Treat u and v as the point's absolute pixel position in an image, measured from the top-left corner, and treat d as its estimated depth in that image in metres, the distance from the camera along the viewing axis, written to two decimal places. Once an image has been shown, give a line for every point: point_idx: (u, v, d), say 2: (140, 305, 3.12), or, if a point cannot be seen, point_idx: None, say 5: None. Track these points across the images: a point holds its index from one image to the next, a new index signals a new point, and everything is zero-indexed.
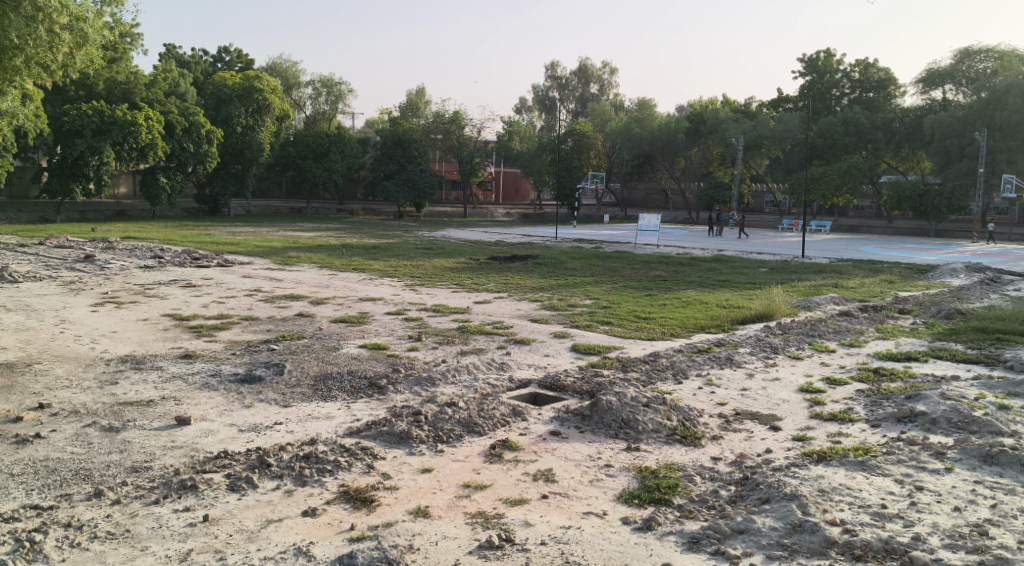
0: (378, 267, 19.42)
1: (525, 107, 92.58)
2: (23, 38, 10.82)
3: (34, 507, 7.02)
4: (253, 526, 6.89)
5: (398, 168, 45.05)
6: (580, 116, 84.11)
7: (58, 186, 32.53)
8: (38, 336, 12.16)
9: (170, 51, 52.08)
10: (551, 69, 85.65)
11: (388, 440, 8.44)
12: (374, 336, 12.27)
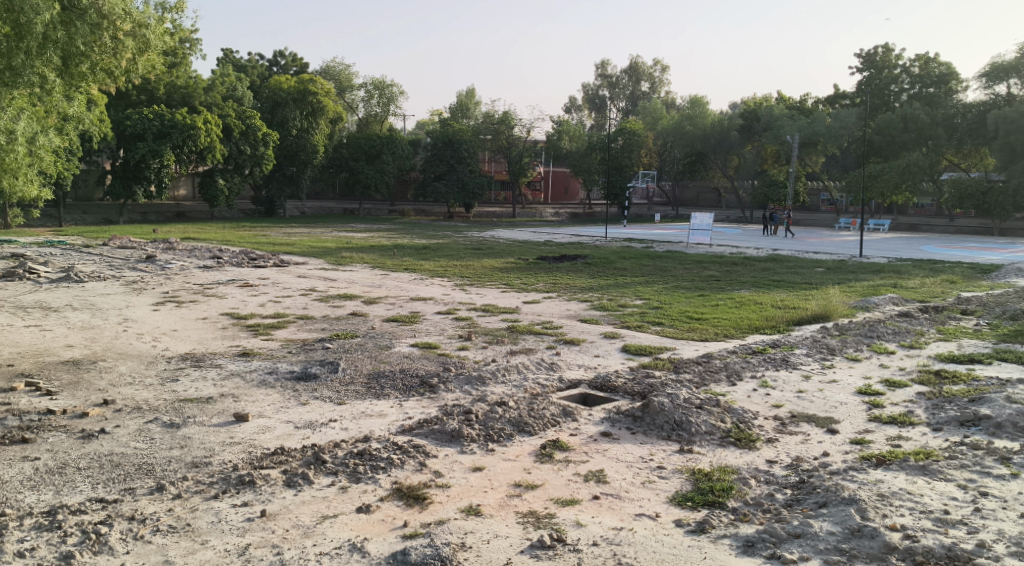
0: (429, 267, 19.58)
1: (575, 106, 92.43)
2: (88, 45, 11.15)
3: (100, 500, 7.21)
4: (309, 522, 7.01)
5: (448, 169, 45.33)
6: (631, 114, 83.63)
7: (121, 189, 33.41)
8: (102, 334, 12.51)
9: (228, 54, 53.08)
10: (601, 67, 85.32)
11: (440, 438, 8.52)
12: (425, 336, 12.37)
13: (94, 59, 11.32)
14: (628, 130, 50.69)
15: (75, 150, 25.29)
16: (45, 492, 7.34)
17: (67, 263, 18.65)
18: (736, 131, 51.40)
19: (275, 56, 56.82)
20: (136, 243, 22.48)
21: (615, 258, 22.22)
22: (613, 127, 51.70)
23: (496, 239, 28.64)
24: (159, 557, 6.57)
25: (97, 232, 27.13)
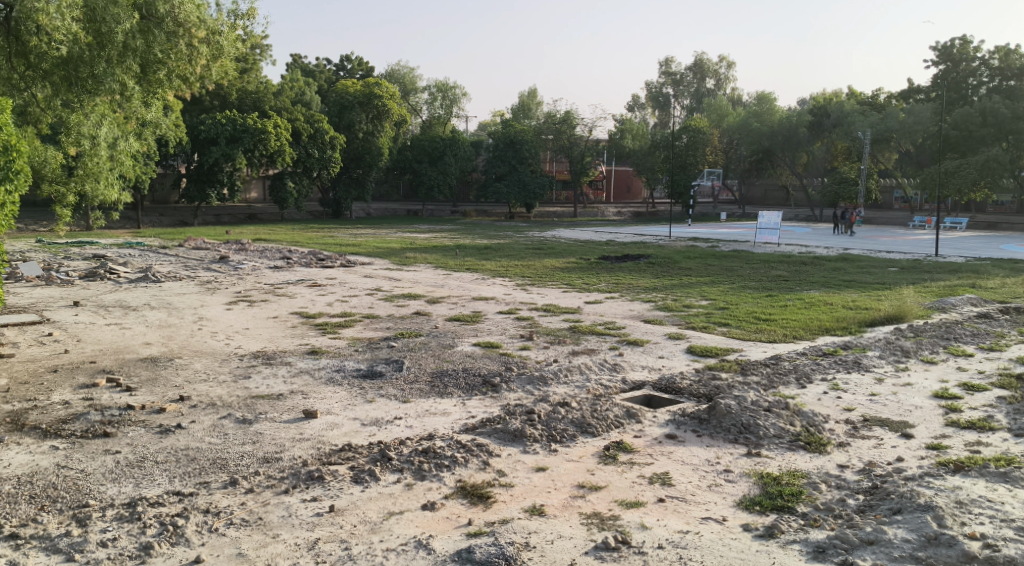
0: (491, 266, 19.75)
1: (638, 104, 91.89)
2: (165, 53, 13.21)
3: (177, 493, 7.43)
4: (376, 518, 7.14)
5: (510, 170, 45.48)
6: (695, 111, 82.78)
7: (196, 192, 34.38)
8: (178, 332, 12.89)
9: (296, 60, 54.12)
10: (665, 64, 84.63)
11: (502, 437, 8.60)
12: (488, 335, 12.46)
13: (171, 65, 13.36)
14: (693, 128, 50.29)
15: (152, 155, 26.09)
16: (125, 484, 7.57)
17: (145, 263, 19.26)
18: (805, 128, 50.57)
19: (341, 61, 57.85)
20: (209, 244, 23.11)
21: (680, 257, 22.06)
22: (677, 125, 51.29)
23: (559, 239, 28.68)
24: (232, 550, 6.73)
25: (173, 232, 29.03)
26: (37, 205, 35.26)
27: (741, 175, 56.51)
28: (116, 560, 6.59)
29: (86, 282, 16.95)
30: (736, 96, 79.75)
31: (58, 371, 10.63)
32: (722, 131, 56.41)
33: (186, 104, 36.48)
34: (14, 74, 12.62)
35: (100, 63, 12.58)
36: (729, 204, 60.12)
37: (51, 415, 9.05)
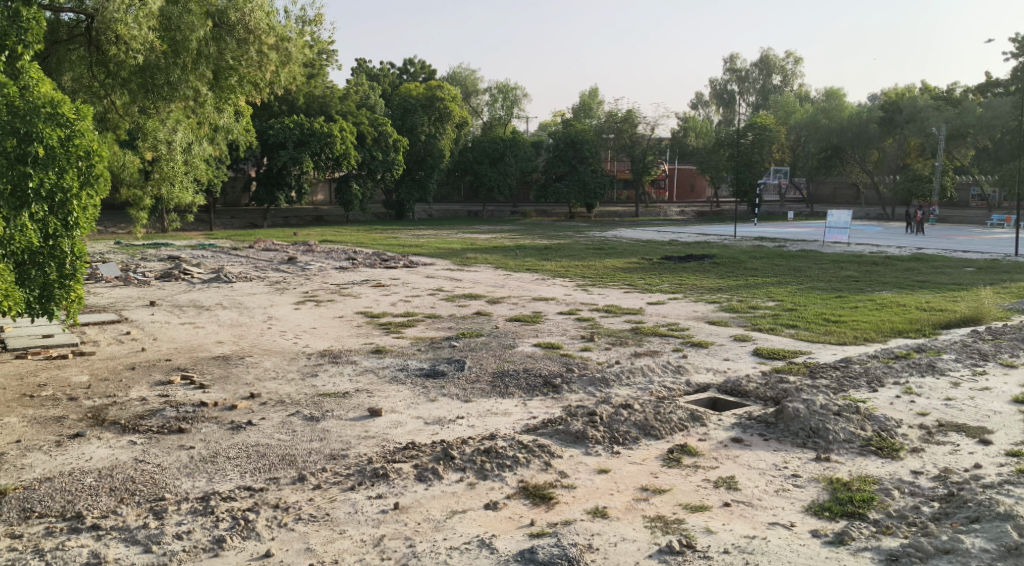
0: (551, 267, 19.82)
1: (701, 102, 91.03)
2: (236, 58, 13.97)
3: (248, 488, 7.60)
4: (439, 516, 7.22)
5: (570, 170, 45.47)
6: (761, 109, 81.69)
7: (265, 195, 35.14)
8: (249, 331, 13.20)
9: (359, 65, 54.86)
10: (730, 61, 83.75)
11: (564, 438, 8.64)
12: (549, 336, 12.50)
13: (241, 71, 14.23)
14: (759, 125, 49.75)
15: (223, 158, 26.75)
16: (198, 479, 7.76)
17: (217, 264, 19.75)
18: (876, 124, 49.39)
19: (404, 65, 58.58)
20: (278, 246, 23.57)
21: (745, 257, 21.83)
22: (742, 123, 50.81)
23: (621, 239, 28.62)
24: (301, 544, 6.83)
25: (242, 234, 29.72)
26: (113, 208, 36.43)
27: (808, 174, 55.33)
28: (191, 553, 6.63)
29: (162, 282, 17.46)
30: (804, 92, 78.46)
31: (135, 368, 10.97)
32: (789, 128, 55.58)
33: (255, 109, 37.33)
34: (94, 83, 13.55)
35: (174, 70, 13.36)
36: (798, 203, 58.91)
37: (129, 411, 9.34)
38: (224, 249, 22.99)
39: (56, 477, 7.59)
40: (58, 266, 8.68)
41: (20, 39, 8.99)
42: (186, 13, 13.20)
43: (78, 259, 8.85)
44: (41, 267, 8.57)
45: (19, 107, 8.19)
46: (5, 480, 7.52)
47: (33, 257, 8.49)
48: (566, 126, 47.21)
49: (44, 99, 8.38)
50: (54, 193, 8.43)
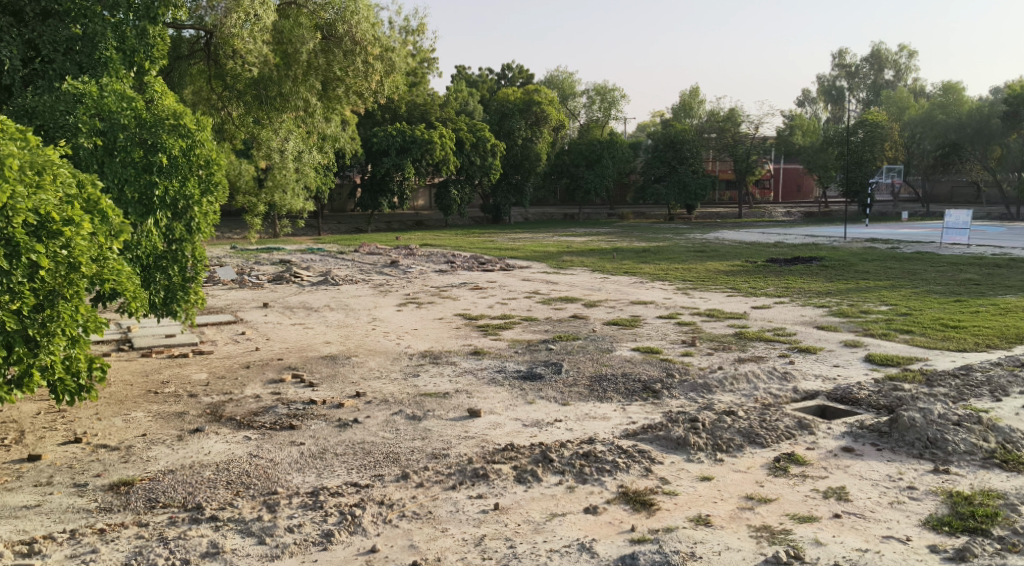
0: (651, 269, 19.71)
1: (807, 99, 88.87)
2: (344, 70, 15.47)
3: (355, 484, 7.81)
4: (539, 518, 7.27)
5: (670, 171, 44.93)
6: (871, 105, 79.33)
7: (369, 202, 35.97)
8: (354, 332, 13.55)
9: (459, 70, 55.65)
10: (838, 56, 81.61)
11: (665, 444, 8.59)
12: (648, 340, 12.43)
13: (348, 82, 15.65)
14: (870, 123, 48.42)
15: (331, 165, 27.56)
16: (308, 474, 8.00)
17: (324, 267, 20.33)
18: (1000, 120, 47.59)
19: (502, 70, 59.22)
20: (381, 249, 24.11)
21: (856, 260, 21.25)
22: (852, 120, 49.30)
23: (724, 241, 28.18)
24: (405, 541, 6.96)
25: (348, 238, 30.46)
26: (227, 215, 37.88)
27: (923, 172, 54.25)
28: (302, 546, 6.81)
29: (274, 284, 18.09)
30: (917, 87, 75.76)
31: (250, 366, 11.40)
32: (903, 123, 54.07)
33: (360, 118, 38.49)
34: (213, 95, 15.05)
35: (287, 82, 14.98)
36: (912, 203, 56.80)
37: (243, 408, 9.71)
38: (330, 253, 23.65)
39: (177, 470, 7.95)
40: (180, 270, 9.43)
41: (147, 56, 10.29)
42: (298, 27, 14.89)
43: (198, 262, 9.63)
44: (165, 271, 9.30)
45: (146, 120, 9.06)
46: (132, 471, 7.92)
47: (160, 260, 9.28)
48: (667, 126, 46.68)
49: (168, 112, 9.24)
50: (177, 200, 9.24)
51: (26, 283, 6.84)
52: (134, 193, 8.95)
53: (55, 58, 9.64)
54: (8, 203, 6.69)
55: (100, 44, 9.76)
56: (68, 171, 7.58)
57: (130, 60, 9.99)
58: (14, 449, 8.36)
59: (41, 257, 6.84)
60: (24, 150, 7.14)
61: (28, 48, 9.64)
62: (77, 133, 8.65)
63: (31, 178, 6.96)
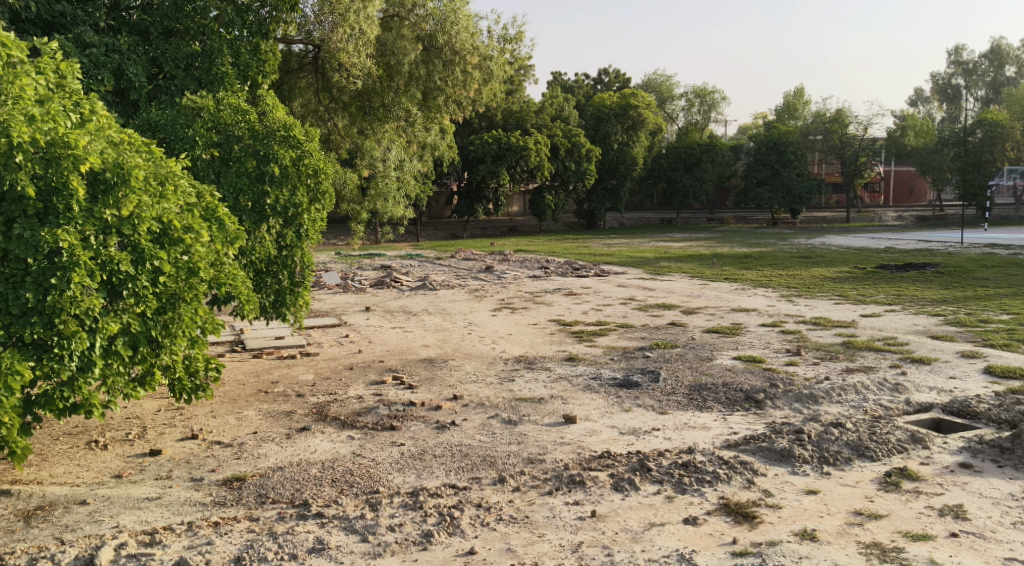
0: (753, 275, 19.34)
1: (920, 99, 85.73)
2: (443, 80, 15.82)
3: (453, 486, 7.85)
4: (638, 527, 7.14)
5: (773, 174, 44.00)
6: (990, 103, 76.18)
7: (465, 208, 36.59)
8: (451, 336, 13.67)
9: (556, 76, 55.76)
10: (954, 54, 78.70)
11: (768, 456, 8.39)
12: (750, 349, 12.16)
13: (448, 92, 15.87)
14: (990, 122, 46.32)
15: (431, 172, 27.98)
16: (408, 475, 8.08)
17: (423, 272, 20.61)
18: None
19: (599, 75, 59.13)
20: (477, 254, 24.31)
21: (976, 266, 20.41)
22: (970, 119, 47.50)
23: (830, 247, 27.45)
24: (502, 544, 6.92)
25: (445, 244, 30.83)
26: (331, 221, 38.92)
27: None
28: (402, 545, 6.85)
29: (375, 289, 18.43)
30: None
31: (353, 368, 11.62)
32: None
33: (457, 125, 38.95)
34: (320, 107, 15.46)
35: (389, 93, 15.35)
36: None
37: (347, 408, 9.89)
38: (429, 258, 23.98)
39: (285, 467, 8.14)
40: (290, 275, 9.82)
41: (260, 70, 11.01)
42: (400, 39, 15.45)
43: (305, 267, 9.91)
44: (276, 276, 9.75)
45: (259, 132, 9.46)
46: (244, 467, 8.14)
47: (271, 266, 9.74)
48: (770, 129, 45.66)
49: (279, 123, 9.58)
50: (288, 208, 9.56)
51: (150, 288, 7.12)
52: (247, 201, 9.32)
53: (177, 74, 10.33)
54: (135, 212, 7.03)
55: (218, 60, 10.46)
56: (189, 183, 7.88)
57: (244, 74, 10.69)
58: (136, 444, 8.71)
59: (163, 263, 7.13)
60: (149, 162, 7.51)
61: (152, 65, 10.36)
62: (195, 145, 9.07)
63: (155, 189, 7.24)
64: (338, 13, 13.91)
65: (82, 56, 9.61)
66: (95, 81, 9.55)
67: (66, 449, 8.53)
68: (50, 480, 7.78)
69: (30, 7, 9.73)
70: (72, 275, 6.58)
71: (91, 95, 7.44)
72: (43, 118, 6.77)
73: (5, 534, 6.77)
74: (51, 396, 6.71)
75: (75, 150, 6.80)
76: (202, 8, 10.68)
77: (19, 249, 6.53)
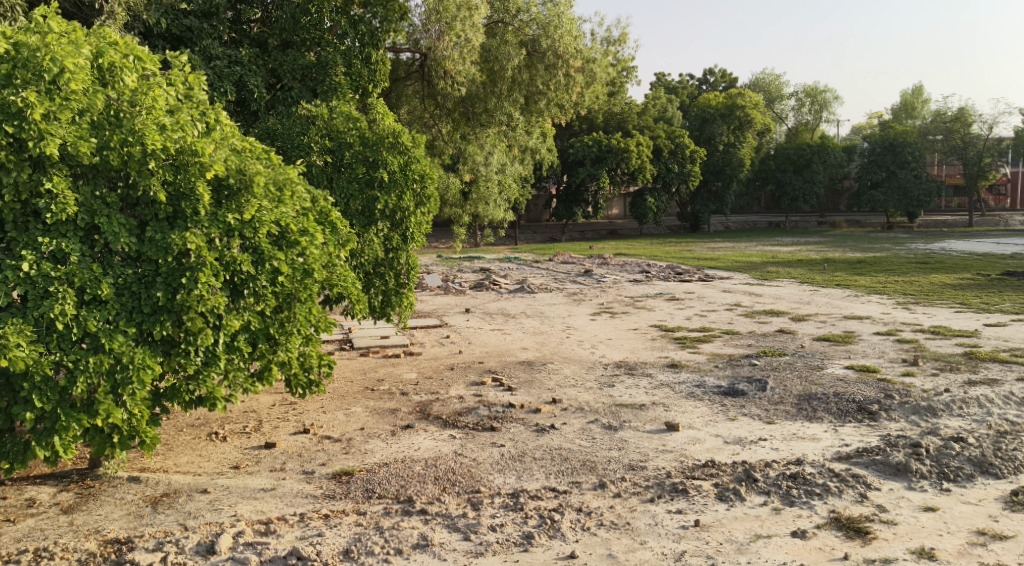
0: (866, 281, 18.71)
1: None
2: (546, 84, 15.98)
3: (553, 489, 7.77)
4: (743, 538, 6.93)
5: (888, 176, 42.29)
6: None
7: (564, 211, 36.61)
8: (550, 339, 13.63)
9: (661, 77, 55.26)
10: None
11: (882, 470, 8.04)
12: (863, 358, 11.74)
13: (550, 95, 16.10)
14: None
15: (533, 176, 28.09)
16: (509, 476, 8.05)
17: (523, 275, 20.64)
18: None
19: (705, 74, 58.23)
20: (575, 258, 24.18)
21: None
22: None
23: (952, 252, 26.29)
24: (603, 549, 6.81)
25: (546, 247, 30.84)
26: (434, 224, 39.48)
27: None
28: (504, 545, 6.81)
29: (476, 291, 18.57)
30: None
31: (454, 368, 11.70)
32: None
33: (557, 129, 38.99)
34: (426, 114, 15.75)
35: (492, 98, 15.59)
36: None
37: (449, 407, 9.95)
38: (530, 261, 24.08)
39: (391, 463, 8.23)
40: (395, 277, 9.94)
41: (371, 80, 11.24)
42: (505, 44, 15.43)
43: (411, 269, 10.00)
44: (383, 278, 9.88)
45: (369, 139, 9.63)
46: (352, 462, 8.27)
47: (378, 267, 9.87)
48: (885, 129, 44.03)
49: (388, 130, 9.67)
50: (396, 212, 9.70)
51: (269, 287, 7.32)
52: (357, 207, 9.59)
53: (294, 85, 10.67)
54: (256, 216, 7.26)
55: (332, 70, 10.79)
56: (305, 188, 8.07)
57: (356, 84, 11.02)
58: (252, 436, 8.95)
59: (281, 264, 7.29)
60: (268, 168, 7.70)
61: (271, 75, 10.71)
62: (310, 152, 9.45)
63: (274, 194, 7.46)
64: (444, 21, 14.12)
65: (207, 68, 10.03)
66: (218, 94, 9.96)
67: (189, 439, 8.83)
68: (174, 469, 8.06)
69: (159, 22, 10.19)
70: (198, 275, 6.80)
71: (216, 106, 7.74)
72: (173, 127, 7.05)
73: (134, 518, 7.02)
74: (177, 389, 6.99)
75: (202, 157, 7.05)
76: (317, 21, 10.87)
77: (151, 251, 6.82)
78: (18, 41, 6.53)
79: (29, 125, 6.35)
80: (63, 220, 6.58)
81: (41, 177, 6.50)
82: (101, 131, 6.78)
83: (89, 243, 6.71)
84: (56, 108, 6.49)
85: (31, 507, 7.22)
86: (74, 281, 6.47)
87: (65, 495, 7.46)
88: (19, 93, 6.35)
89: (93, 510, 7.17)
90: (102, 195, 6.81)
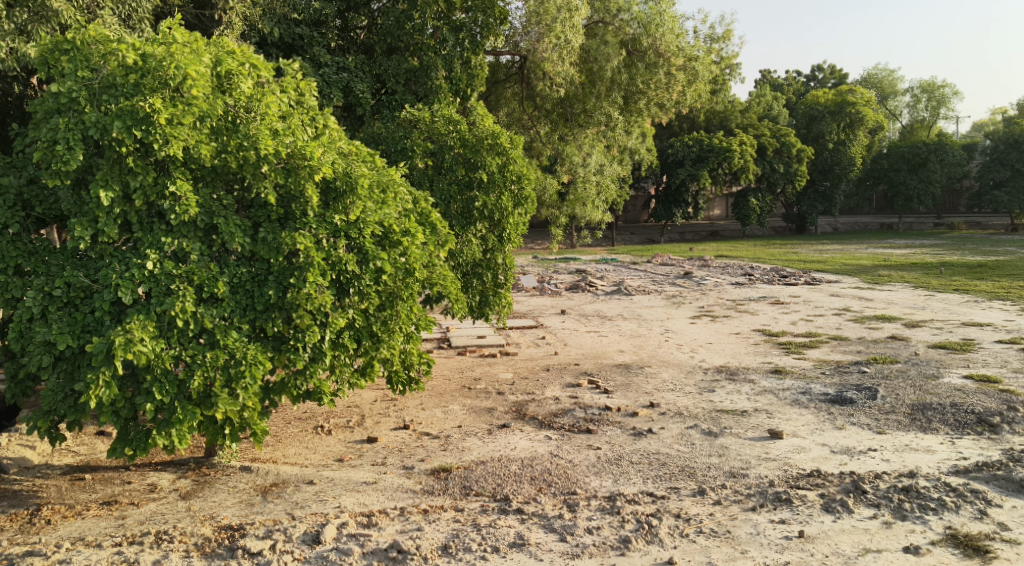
0: (986, 286, 17.87)
1: None
2: (645, 82, 15.75)
3: (652, 494, 7.58)
4: (851, 552, 6.63)
5: (1012, 175, 40.21)
6: None
7: (663, 212, 36.21)
8: (649, 342, 13.42)
9: (766, 75, 54.01)
10: None
11: (1003, 486, 7.59)
12: (983, 367, 11.16)
13: (651, 94, 15.88)
14: None
15: (632, 177, 27.83)
16: (606, 479, 7.90)
17: (620, 277, 20.31)
18: None
19: (813, 72, 56.49)
20: (674, 260, 23.84)
21: None
22: None
23: None
24: (703, 557, 6.60)
25: (645, 247, 30.47)
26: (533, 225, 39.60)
27: None
28: (601, 548, 6.68)
29: (572, 292, 18.47)
30: None
31: (550, 369, 11.63)
32: None
33: (657, 130, 38.55)
34: (525, 116, 15.78)
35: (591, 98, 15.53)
36: None
37: (545, 408, 9.87)
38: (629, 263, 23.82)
39: (487, 462, 8.18)
40: (493, 276, 9.91)
41: (472, 82, 11.25)
42: (604, 45, 15.23)
43: (508, 269, 10.00)
44: (481, 278, 9.86)
45: (469, 140, 9.62)
46: (450, 459, 8.27)
47: (476, 267, 9.88)
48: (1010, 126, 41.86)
49: (488, 132, 9.67)
50: (494, 212, 9.71)
51: (373, 287, 7.36)
52: (458, 208, 9.61)
53: (398, 89, 10.82)
54: (360, 217, 7.36)
55: (433, 75, 10.84)
56: (407, 190, 8.12)
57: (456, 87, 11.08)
58: (356, 430, 9.06)
59: (384, 264, 7.32)
60: (373, 171, 7.80)
61: (377, 81, 10.88)
62: (413, 155, 9.48)
63: (377, 196, 7.51)
64: (544, 23, 14.04)
65: (317, 75, 10.22)
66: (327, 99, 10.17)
67: (296, 432, 8.99)
68: (283, 460, 8.21)
69: (273, 30, 10.41)
70: (307, 274, 6.91)
71: (325, 111, 7.88)
72: (285, 132, 7.19)
73: (246, 506, 7.17)
74: (285, 383, 7.12)
75: (311, 161, 7.15)
76: (421, 25, 10.94)
77: (264, 251, 6.95)
78: (146, 51, 6.71)
79: (155, 129, 6.53)
80: (184, 221, 6.77)
81: (164, 180, 6.71)
82: (219, 135, 6.95)
83: (208, 242, 6.91)
84: (179, 113, 6.63)
85: (152, 491, 7.46)
86: (193, 280, 6.66)
87: (183, 481, 7.67)
88: (147, 100, 6.54)
89: (207, 496, 7.35)
90: (219, 197, 7.00)
